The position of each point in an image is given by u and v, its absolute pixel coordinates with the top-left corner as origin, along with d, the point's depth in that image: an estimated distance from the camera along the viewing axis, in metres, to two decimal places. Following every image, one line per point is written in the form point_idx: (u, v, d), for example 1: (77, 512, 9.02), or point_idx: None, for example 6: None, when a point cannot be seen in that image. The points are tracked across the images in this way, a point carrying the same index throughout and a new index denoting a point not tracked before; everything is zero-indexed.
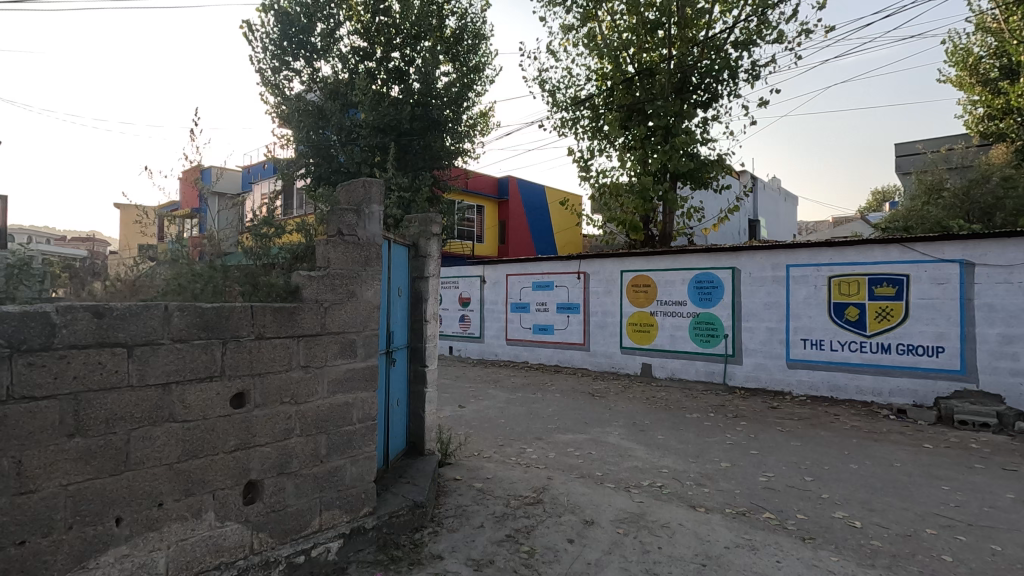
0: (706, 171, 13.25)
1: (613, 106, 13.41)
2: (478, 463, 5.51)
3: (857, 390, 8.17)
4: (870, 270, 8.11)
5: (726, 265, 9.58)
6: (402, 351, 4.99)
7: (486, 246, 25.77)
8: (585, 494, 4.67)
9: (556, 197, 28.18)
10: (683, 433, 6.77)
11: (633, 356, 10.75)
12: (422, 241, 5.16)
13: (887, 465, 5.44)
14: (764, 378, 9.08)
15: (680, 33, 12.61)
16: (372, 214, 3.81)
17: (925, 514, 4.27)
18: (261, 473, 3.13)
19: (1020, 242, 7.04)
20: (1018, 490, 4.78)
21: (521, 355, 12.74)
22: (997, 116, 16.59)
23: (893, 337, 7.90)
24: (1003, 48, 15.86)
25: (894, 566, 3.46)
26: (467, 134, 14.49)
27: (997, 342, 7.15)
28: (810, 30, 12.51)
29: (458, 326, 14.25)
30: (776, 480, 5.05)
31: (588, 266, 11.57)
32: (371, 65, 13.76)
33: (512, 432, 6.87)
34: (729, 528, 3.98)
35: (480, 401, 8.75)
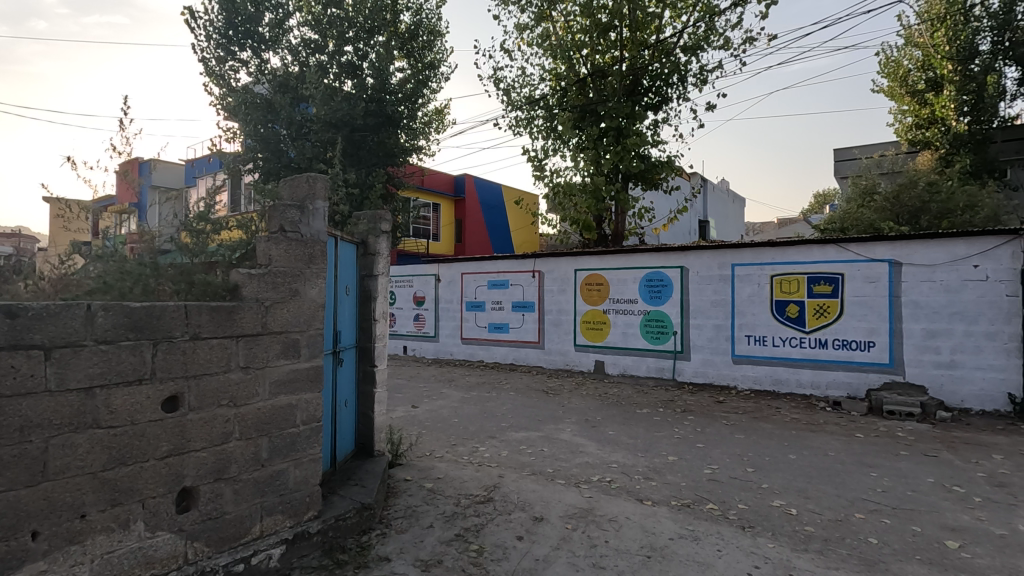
0: (655, 172, 13.58)
1: (567, 106, 13.53)
2: (430, 464, 5.46)
3: (798, 384, 8.55)
4: (809, 269, 8.51)
5: (675, 264, 9.84)
6: (351, 351, 4.90)
7: (443, 245, 25.60)
8: (536, 491, 4.70)
9: (511, 196, 28.23)
10: (634, 428, 6.91)
11: (587, 354, 10.91)
12: (371, 239, 5.06)
13: (822, 455, 5.71)
14: (711, 373, 9.39)
15: (632, 36, 12.88)
16: (317, 210, 3.70)
17: (855, 500, 4.51)
18: (196, 480, 2.99)
19: (941, 243, 7.53)
20: (938, 474, 5.12)
21: (476, 354, 12.71)
22: (924, 124, 17.56)
23: (829, 333, 8.32)
24: (928, 61, 16.95)
25: (826, 549, 3.64)
26: (422, 131, 14.31)
27: (922, 336, 7.63)
28: (754, 38, 13.00)
29: (413, 325, 14.09)
30: (720, 472, 5.23)
31: (542, 265, 11.65)
32: (323, 59, 13.40)
33: (465, 431, 6.85)
34: (674, 520, 4.08)
35: (434, 400, 8.69)
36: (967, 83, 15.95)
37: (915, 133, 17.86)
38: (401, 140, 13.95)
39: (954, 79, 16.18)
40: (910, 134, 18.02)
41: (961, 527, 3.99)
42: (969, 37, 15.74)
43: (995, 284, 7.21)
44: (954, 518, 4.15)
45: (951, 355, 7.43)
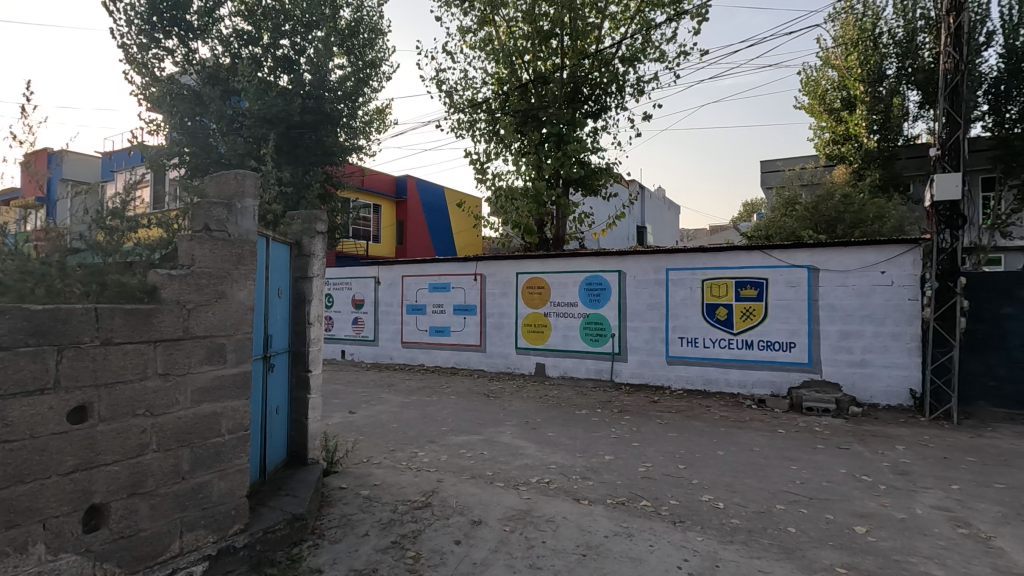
0: (594, 179, 13.93)
1: (509, 110, 13.62)
2: (367, 471, 5.33)
3: (726, 383, 8.97)
4: (737, 274, 8.97)
5: (613, 268, 10.10)
6: (283, 355, 4.72)
7: (383, 247, 25.12)
8: (475, 495, 4.68)
9: (454, 198, 28.08)
10: (572, 429, 7.03)
11: (528, 356, 11.01)
12: (306, 239, 4.88)
13: (748, 450, 6.02)
14: (647, 374, 9.70)
15: (572, 45, 13.17)
16: (246, 209, 3.54)
17: (776, 492, 4.79)
18: (106, 496, 2.78)
19: (853, 250, 8.13)
20: (849, 465, 5.52)
21: (417, 358, 12.54)
22: (840, 140, 19.03)
23: (755, 335, 8.79)
24: (845, 83, 18.36)
25: (749, 540, 3.84)
26: (363, 131, 13.99)
27: (836, 337, 8.21)
28: (687, 53, 13.60)
29: (352, 329, 13.72)
30: (653, 469, 5.41)
31: (484, 268, 11.66)
32: (257, 51, 12.87)
33: (404, 436, 6.74)
34: (609, 518, 4.18)
35: (373, 405, 8.50)
36: (877, 104, 17.40)
37: (833, 148, 19.38)
38: (341, 140, 13.57)
39: (865, 100, 17.56)
40: (828, 149, 19.56)
41: (869, 513, 4.32)
42: (877, 62, 17.08)
43: (899, 289, 7.85)
44: (863, 505, 4.48)
45: (861, 355, 8.03)
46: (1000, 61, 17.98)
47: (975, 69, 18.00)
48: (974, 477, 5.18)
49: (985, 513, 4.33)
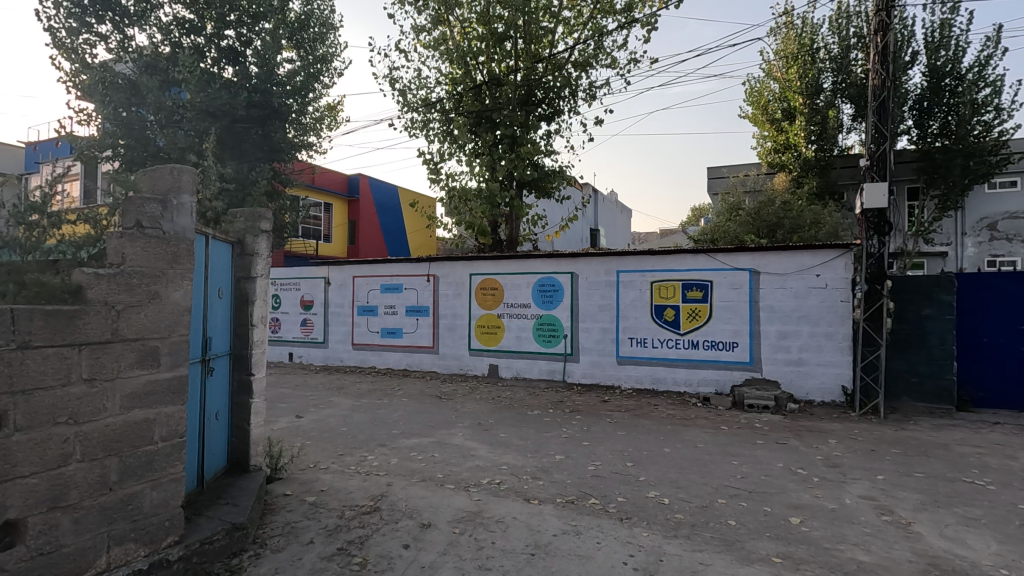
0: (547, 181, 14.10)
1: (463, 111, 13.56)
2: (313, 476, 5.19)
3: (674, 382, 9.24)
4: (684, 276, 9.26)
5: (566, 269, 10.22)
6: (224, 359, 4.53)
7: (334, 247, 24.55)
8: (424, 498, 4.64)
9: (408, 198, 27.73)
10: (524, 430, 7.07)
11: (481, 358, 10.99)
12: (249, 238, 4.70)
13: (693, 447, 6.22)
14: (598, 374, 9.87)
15: (525, 48, 13.27)
16: (183, 206, 3.39)
17: (718, 486, 4.97)
18: (23, 511, 2.59)
19: (791, 254, 8.53)
20: (786, 459, 5.79)
21: (368, 360, 12.31)
22: (781, 149, 19.80)
23: (700, 335, 9.10)
24: (785, 95, 19.21)
25: (692, 534, 3.97)
26: (313, 128, 13.64)
27: (775, 337, 8.59)
28: (637, 60, 13.95)
29: (300, 330, 13.33)
30: (602, 467, 5.51)
31: (437, 269, 11.57)
32: (199, 41, 12.32)
33: (353, 440, 6.60)
34: (558, 517, 4.23)
35: (321, 409, 8.28)
36: (814, 115, 18.35)
37: (774, 156, 20.12)
38: (289, 136, 13.17)
39: (804, 111, 18.51)
40: (770, 157, 20.31)
41: (803, 504, 4.54)
42: (814, 75, 18.09)
43: (832, 291, 8.29)
44: (798, 497, 4.71)
45: (798, 354, 8.44)
46: (923, 79, 19.41)
47: (901, 85, 19.36)
48: (897, 467, 5.54)
49: (906, 501, 4.63)
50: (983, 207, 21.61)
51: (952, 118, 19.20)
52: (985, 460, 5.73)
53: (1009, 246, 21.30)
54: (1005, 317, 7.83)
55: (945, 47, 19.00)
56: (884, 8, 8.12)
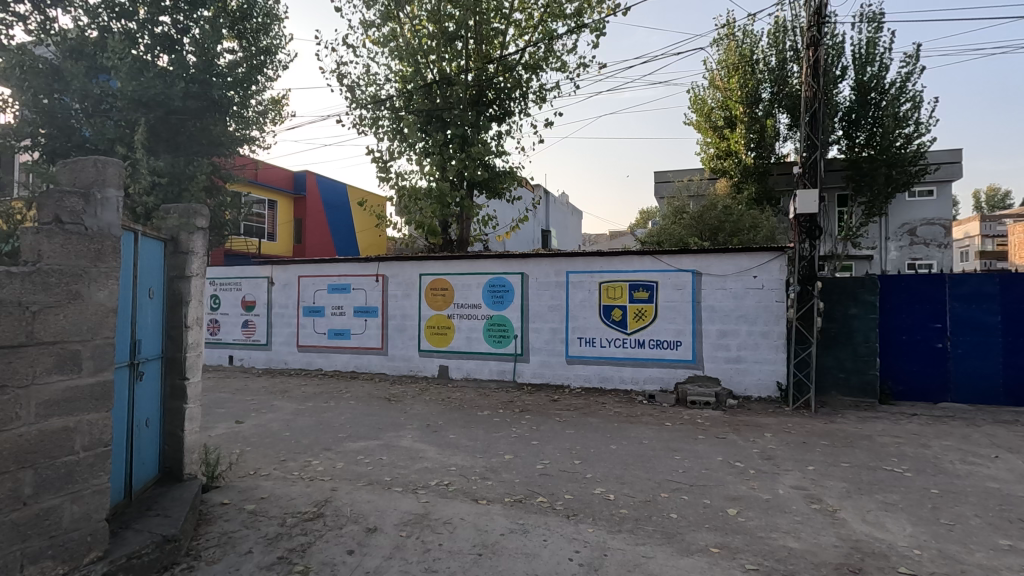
0: (498, 182, 14.14)
1: (412, 109, 13.40)
2: (253, 484, 4.99)
3: (621, 380, 9.45)
4: (630, 277, 9.50)
5: (516, 270, 10.28)
6: (154, 362, 4.30)
7: (278, 246, 23.72)
8: (370, 502, 4.55)
9: (357, 196, 27.10)
10: (474, 431, 7.06)
11: (431, 359, 10.88)
12: (183, 235, 4.47)
13: (638, 443, 6.37)
14: (547, 374, 9.97)
15: (476, 48, 13.24)
16: (108, 200, 3.18)
17: (661, 481, 5.12)
18: None
19: (731, 256, 8.90)
20: (724, 453, 6.04)
21: (314, 362, 11.96)
22: (723, 155, 20.64)
23: (646, 334, 9.35)
24: (727, 103, 20.03)
25: (636, 528, 4.08)
26: (255, 122, 13.04)
27: (716, 336, 8.94)
28: (587, 65, 14.20)
29: (241, 332, 12.80)
30: (550, 466, 5.58)
31: (386, 269, 11.38)
32: (131, 26, 11.63)
33: (297, 445, 6.40)
34: (506, 516, 4.24)
35: (263, 414, 7.98)
36: (753, 124, 19.30)
37: (716, 162, 20.96)
38: (229, 129, 12.55)
39: (744, 119, 19.43)
40: (712, 163, 21.14)
41: (739, 496, 4.74)
42: (753, 86, 19.00)
43: (768, 292, 8.69)
44: (735, 489, 4.91)
45: (737, 352, 8.81)
46: (852, 93, 20.70)
47: (831, 98, 20.58)
48: (826, 458, 5.88)
49: (833, 489, 4.93)
50: (903, 214, 23.26)
51: (876, 129, 20.50)
52: (903, 449, 6.17)
53: (926, 250, 23.00)
54: (921, 315, 8.45)
55: (871, 63, 20.29)
56: (816, 24, 8.58)
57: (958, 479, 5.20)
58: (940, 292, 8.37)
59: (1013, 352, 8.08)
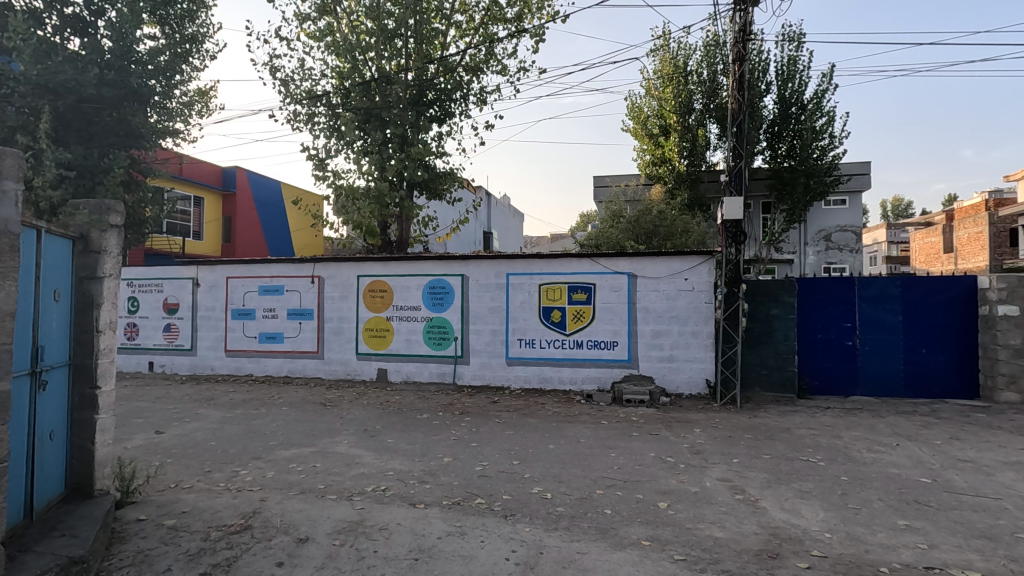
0: (439, 183, 14.05)
1: (350, 107, 13.12)
2: (173, 498, 4.71)
3: (560, 380, 9.63)
4: (569, 279, 9.68)
5: (456, 272, 10.24)
6: (61, 370, 3.98)
7: (205, 246, 22.49)
8: (302, 511, 4.39)
9: (291, 194, 26.11)
10: (412, 434, 6.97)
11: (369, 362, 10.64)
12: (94, 233, 4.16)
13: (575, 442, 6.51)
14: (488, 376, 9.99)
15: (417, 48, 13.08)
16: (5, 194, 2.92)
17: (597, 478, 5.25)
18: None
19: (664, 259, 9.24)
20: (657, 448, 6.28)
21: (243, 367, 11.42)
22: (658, 162, 21.41)
23: (584, 335, 9.56)
24: (662, 112, 20.82)
25: (571, 525, 4.16)
26: (179, 113, 12.33)
27: (651, 335, 9.27)
28: (527, 69, 14.32)
29: (163, 337, 12.02)
30: (489, 467, 5.59)
31: (322, 270, 11.04)
32: (36, 5, 10.66)
33: (223, 455, 6.09)
34: (443, 519, 4.22)
35: (187, 423, 7.55)
36: (686, 133, 20.33)
37: (652, 168, 21.74)
38: (149, 120, 11.69)
39: (677, 128, 20.41)
40: (648, 169, 21.88)
41: (670, 490, 4.94)
42: (685, 95, 19.95)
43: (699, 293, 9.11)
44: (666, 483, 5.11)
45: (669, 351, 9.18)
46: (775, 106, 21.99)
47: (757, 110, 21.80)
48: (749, 450, 6.22)
49: (755, 480, 5.23)
50: (820, 221, 24.98)
51: (797, 142, 21.89)
52: (817, 440, 6.63)
53: (840, 255, 24.82)
54: (833, 316, 9.12)
55: (792, 80, 21.65)
56: (741, 40, 9.07)
57: (865, 466, 5.65)
58: (850, 293, 9.06)
59: (912, 348, 8.86)
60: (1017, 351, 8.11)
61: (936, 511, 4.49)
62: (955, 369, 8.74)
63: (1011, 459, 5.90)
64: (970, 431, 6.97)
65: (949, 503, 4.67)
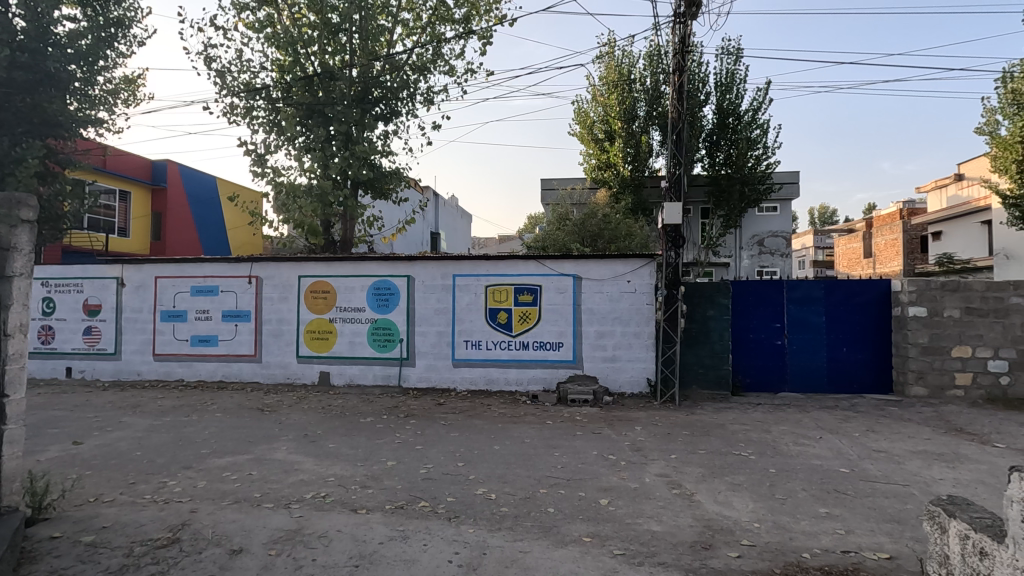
0: (384, 182, 13.87)
1: (291, 102, 12.75)
2: (93, 512, 4.40)
3: (506, 381, 9.68)
4: (515, 281, 9.76)
5: (402, 273, 10.10)
6: None
7: (132, 244, 21.15)
8: (235, 522, 4.21)
9: (227, 190, 24.96)
10: (355, 438, 6.82)
11: (310, 366, 10.33)
12: (3, 230, 3.85)
13: (520, 442, 6.57)
14: (433, 378, 9.91)
15: (362, 44, 12.83)
16: None
17: (541, 477, 5.32)
18: None
19: (608, 262, 9.47)
20: (599, 447, 6.42)
21: (173, 372, 10.81)
22: (603, 166, 21.92)
23: (530, 336, 9.66)
24: (607, 118, 21.40)
25: (515, 525, 4.19)
26: (103, 102, 11.63)
27: (595, 337, 9.48)
28: (474, 71, 14.33)
29: (82, 340, 11.22)
30: (434, 469, 5.55)
31: (260, 270, 10.62)
32: None
33: (150, 465, 5.75)
34: (386, 524, 4.17)
35: (108, 433, 7.07)
36: (630, 139, 20.99)
37: (597, 172, 22.25)
38: (69, 107, 11.03)
39: (622, 134, 21.03)
40: (594, 173, 22.37)
41: (611, 487, 5.07)
42: (629, 103, 20.58)
43: (640, 296, 9.39)
44: (607, 480, 5.23)
45: (613, 351, 9.41)
46: (713, 116, 22.96)
47: (697, 119, 22.68)
48: (686, 446, 6.47)
49: (692, 474, 5.44)
50: (754, 227, 26.32)
51: (733, 151, 22.97)
52: (749, 434, 6.98)
53: (772, 259, 26.22)
54: (764, 317, 9.62)
55: (730, 91, 22.64)
56: (681, 51, 9.41)
57: (791, 459, 5.99)
58: (779, 295, 9.59)
59: (834, 347, 9.48)
60: (925, 349, 8.82)
61: (853, 498, 4.83)
62: (871, 366, 9.41)
63: (919, 448, 6.42)
64: (884, 423, 7.54)
65: (865, 491, 5.03)
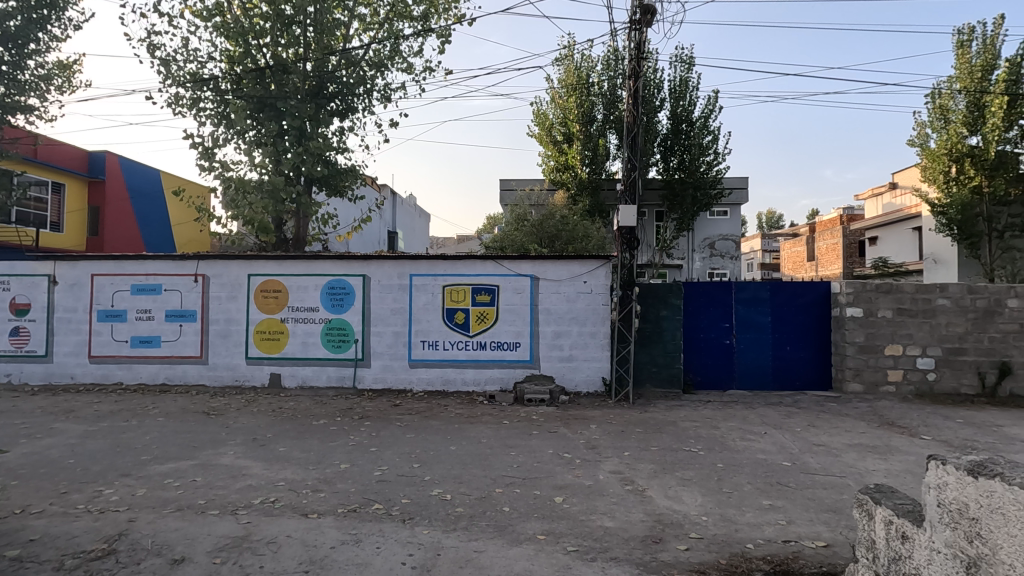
0: (339, 180, 13.62)
1: (241, 94, 12.34)
2: (19, 525, 4.13)
3: (463, 382, 9.65)
4: (473, 281, 9.74)
5: (357, 272, 9.92)
6: None
7: (66, 239, 19.95)
8: (177, 530, 4.03)
9: (172, 184, 23.90)
10: (307, 441, 6.65)
11: (260, 367, 10.00)
12: None
13: (476, 443, 6.56)
14: (389, 379, 9.78)
15: (316, 38, 12.50)
16: None
17: (496, 477, 5.34)
18: None
19: (564, 263, 9.58)
20: (554, 446, 6.49)
21: (111, 375, 10.25)
22: (561, 168, 22.14)
23: (488, 337, 9.67)
24: (565, 120, 21.67)
25: (469, 525, 4.18)
26: (35, 87, 10.97)
27: (552, 337, 9.57)
28: (432, 69, 14.22)
29: (9, 342, 10.51)
30: (388, 471, 5.48)
31: (208, 268, 10.21)
32: None
33: (84, 473, 5.43)
34: (337, 528, 4.09)
35: (38, 440, 6.65)
36: (587, 142, 21.31)
37: (556, 173, 22.44)
38: None
39: (580, 136, 21.34)
40: (553, 175, 22.56)
41: (565, 485, 5.13)
42: (587, 105, 20.98)
43: (596, 296, 9.54)
44: (562, 478, 5.30)
45: (569, 351, 9.53)
46: (668, 122, 23.63)
47: (651, 124, 23.27)
48: (639, 443, 6.62)
49: (644, 471, 5.57)
50: (705, 230, 27.14)
51: (686, 156, 23.66)
52: (699, 431, 7.20)
53: (722, 261, 27.14)
54: (714, 317, 9.96)
55: (683, 98, 23.49)
56: (637, 57, 9.60)
57: (737, 454, 6.22)
58: (727, 296, 9.94)
59: (779, 346, 9.90)
60: (861, 347, 9.32)
61: (794, 490, 5.06)
62: (812, 364, 9.88)
63: (854, 441, 6.79)
64: (824, 419, 7.93)
65: (805, 483, 5.27)
